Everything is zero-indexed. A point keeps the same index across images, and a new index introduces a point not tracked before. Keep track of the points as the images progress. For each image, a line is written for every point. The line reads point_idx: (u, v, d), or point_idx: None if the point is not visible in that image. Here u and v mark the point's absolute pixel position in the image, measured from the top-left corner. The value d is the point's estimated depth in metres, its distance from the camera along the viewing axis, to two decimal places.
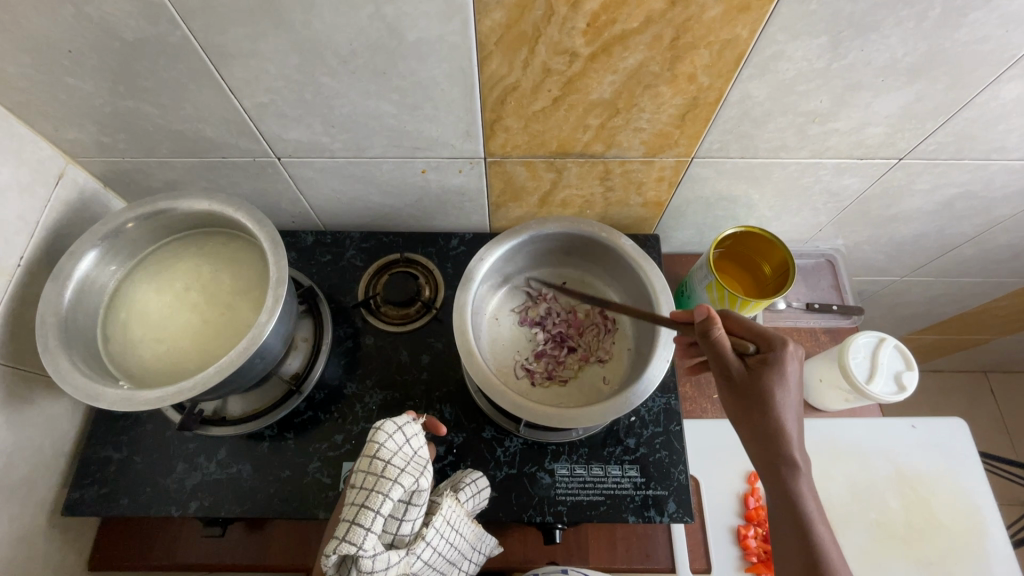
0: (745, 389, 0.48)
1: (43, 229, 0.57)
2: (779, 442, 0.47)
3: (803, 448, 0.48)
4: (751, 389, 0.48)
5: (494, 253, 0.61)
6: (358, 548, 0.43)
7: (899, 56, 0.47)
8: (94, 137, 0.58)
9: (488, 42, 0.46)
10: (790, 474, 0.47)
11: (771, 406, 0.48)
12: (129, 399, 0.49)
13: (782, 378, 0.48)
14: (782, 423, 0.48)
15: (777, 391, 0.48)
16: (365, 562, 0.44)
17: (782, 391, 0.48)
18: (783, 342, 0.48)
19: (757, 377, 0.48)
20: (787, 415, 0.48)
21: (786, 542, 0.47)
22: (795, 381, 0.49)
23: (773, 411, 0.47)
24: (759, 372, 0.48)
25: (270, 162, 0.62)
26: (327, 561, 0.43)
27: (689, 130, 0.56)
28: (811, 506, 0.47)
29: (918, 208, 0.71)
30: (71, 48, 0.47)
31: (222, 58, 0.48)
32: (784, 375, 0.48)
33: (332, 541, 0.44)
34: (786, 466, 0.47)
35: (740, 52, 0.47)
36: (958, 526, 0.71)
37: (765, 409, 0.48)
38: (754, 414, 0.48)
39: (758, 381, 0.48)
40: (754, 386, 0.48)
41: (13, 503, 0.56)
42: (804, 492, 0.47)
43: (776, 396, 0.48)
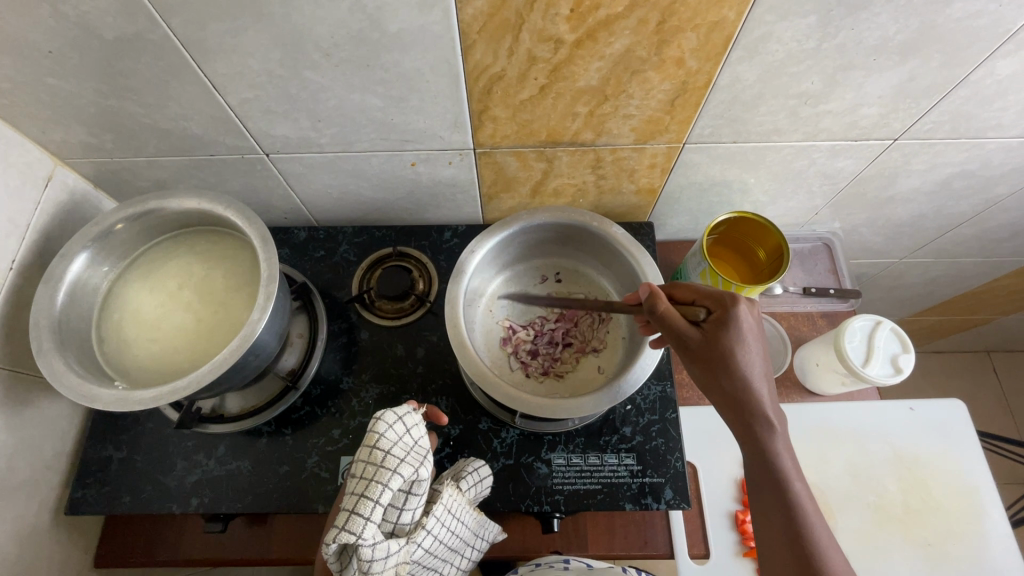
0: (705, 353, 0.48)
1: (34, 232, 0.57)
2: (745, 400, 0.46)
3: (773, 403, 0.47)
4: (711, 352, 0.47)
5: (484, 245, 0.61)
6: (358, 538, 0.43)
7: (891, 34, 0.46)
8: (80, 137, 0.58)
9: (471, 31, 0.45)
10: (760, 432, 0.46)
11: (733, 365, 0.47)
12: (123, 400, 0.49)
13: (739, 334, 0.47)
14: (746, 382, 0.47)
15: (735, 349, 0.47)
16: (364, 551, 0.44)
17: (741, 348, 0.47)
18: (734, 300, 0.48)
19: (714, 341, 0.47)
20: (751, 373, 0.47)
21: (766, 504, 0.45)
22: (755, 338, 0.48)
23: (735, 370, 0.47)
24: (715, 335, 0.48)
25: (259, 158, 0.62)
26: (327, 550, 0.43)
27: (679, 115, 0.55)
28: (787, 461, 0.46)
29: (915, 188, 0.70)
30: (52, 49, 0.47)
31: (203, 54, 0.48)
32: (741, 331, 0.47)
33: (332, 530, 0.44)
34: (755, 424, 0.46)
35: (728, 35, 0.46)
36: (956, 507, 0.71)
37: (726, 370, 0.47)
38: (718, 379, 0.47)
39: (716, 343, 0.47)
40: (712, 348, 0.47)
41: (16, 504, 0.57)
42: (776, 447, 0.46)
43: (737, 354, 0.47)
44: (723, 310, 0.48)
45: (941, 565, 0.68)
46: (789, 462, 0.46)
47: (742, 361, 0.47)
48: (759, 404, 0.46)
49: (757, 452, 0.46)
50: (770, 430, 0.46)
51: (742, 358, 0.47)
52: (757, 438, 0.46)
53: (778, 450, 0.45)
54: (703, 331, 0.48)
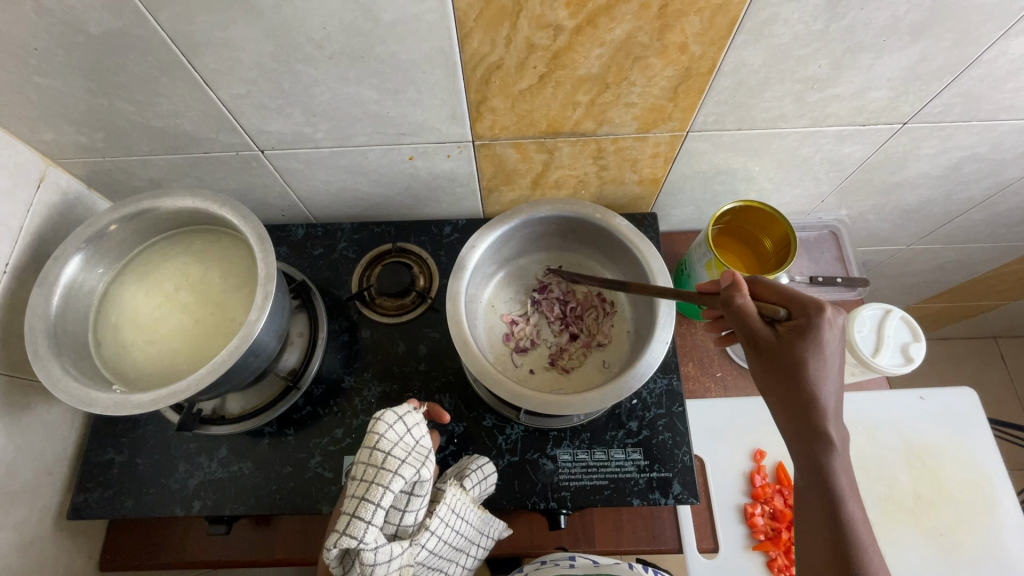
0: (772, 356, 0.45)
1: (28, 234, 0.57)
2: (812, 413, 0.43)
3: (840, 422, 0.44)
4: (780, 356, 0.44)
5: (485, 240, 0.59)
6: (359, 542, 0.43)
7: (901, 14, 0.44)
8: (71, 137, 0.57)
9: (467, 19, 0.44)
10: (824, 449, 0.43)
11: (803, 375, 0.43)
12: (121, 403, 0.48)
13: (817, 345, 0.43)
14: (814, 390, 0.43)
15: (809, 359, 0.43)
16: (366, 555, 0.43)
17: (817, 360, 0.43)
18: (820, 306, 0.44)
19: (787, 345, 0.44)
20: (822, 384, 0.43)
21: (809, 512, 0.43)
22: (835, 351, 0.44)
23: (805, 380, 0.43)
24: (788, 339, 0.44)
25: (254, 155, 0.60)
26: (328, 554, 0.43)
27: (682, 102, 0.54)
28: (845, 483, 0.43)
29: (924, 173, 0.68)
30: (38, 47, 0.46)
31: (192, 49, 0.46)
32: (821, 343, 0.43)
33: (333, 534, 0.43)
34: (819, 440, 0.43)
35: (733, 18, 0.44)
36: (968, 496, 0.71)
37: (795, 377, 0.44)
38: (783, 384, 0.44)
39: (789, 349, 0.44)
40: (782, 353, 0.44)
41: (17, 510, 0.56)
42: (837, 468, 0.43)
43: (810, 365, 0.43)
44: (805, 316, 0.44)
45: (953, 555, 0.67)
46: (847, 484, 0.43)
47: (816, 375, 0.43)
48: (826, 418, 0.43)
49: (811, 464, 0.43)
50: (834, 449, 0.43)
51: (817, 370, 0.43)
52: (819, 454, 0.43)
53: (837, 471, 0.42)
54: (779, 334, 0.45)
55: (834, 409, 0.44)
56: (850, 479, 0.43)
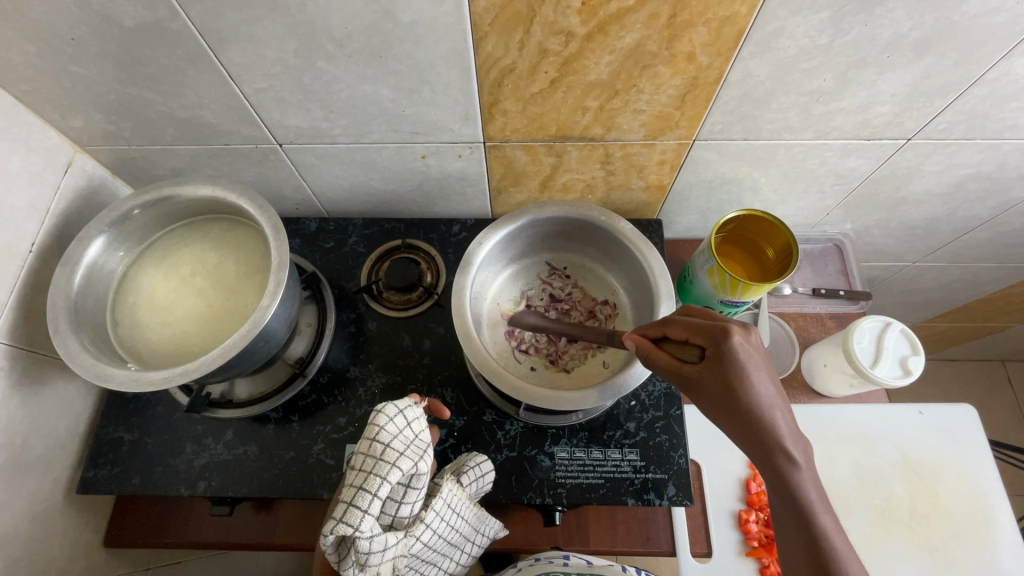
0: (702, 393, 0.41)
1: (53, 215, 0.59)
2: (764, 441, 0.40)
3: (794, 430, 0.41)
4: (712, 394, 0.41)
5: (492, 238, 0.60)
6: (355, 530, 0.43)
7: (904, 31, 0.45)
8: (99, 125, 0.59)
9: (483, 23, 0.46)
10: (785, 473, 0.39)
11: (739, 402, 0.40)
12: (135, 379, 0.50)
13: (741, 371, 0.40)
14: (756, 412, 0.40)
15: (741, 389, 0.40)
16: (361, 543, 0.44)
17: (749, 385, 0.40)
18: (725, 331, 0.40)
19: (709, 377, 0.41)
20: (763, 403, 0.40)
21: (786, 534, 0.40)
22: (761, 366, 0.40)
23: (746, 410, 0.40)
24: (709, 372, 0.40)
25: (272, 149, 0.63)
26: (323, 541, 0.44)
27: (689, 111, 0.55)
28: (814, 498, 0.40)
29: (929, 190, 0.69)
30: (74, 36, 0.48)
31: (220, 44, 0.48)
32: (744, 367, 0.40)
33: (330, 521, 0.44)
34: (776, 464, 0.39)
35: (740, 30, 0.46)
36: (966, 513, 0.70)
37: (733, 406, 0.40)
38: (722, 415, 0.41)
39: (718, 385, 0.40)
40: (709, 388, 0.41)
41: (30, 482, 0.58)
42: (803, 484, 0.39)
43: (739, 392, 0.40)
44: (716, 344, 0.40)
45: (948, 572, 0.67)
46: (815, 495, 0.40)
47: (749, 398, 0.40)
48: (779, 440, 0.39)
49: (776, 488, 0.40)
50: (796, 467, 0.39)
51: (752, 396, 0.40)
52: (780, 479, 0.40)
53: (803, 486, 0.39)
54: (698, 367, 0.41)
55: (785, 423, 0.40)
56: (821, 491, 0.40)
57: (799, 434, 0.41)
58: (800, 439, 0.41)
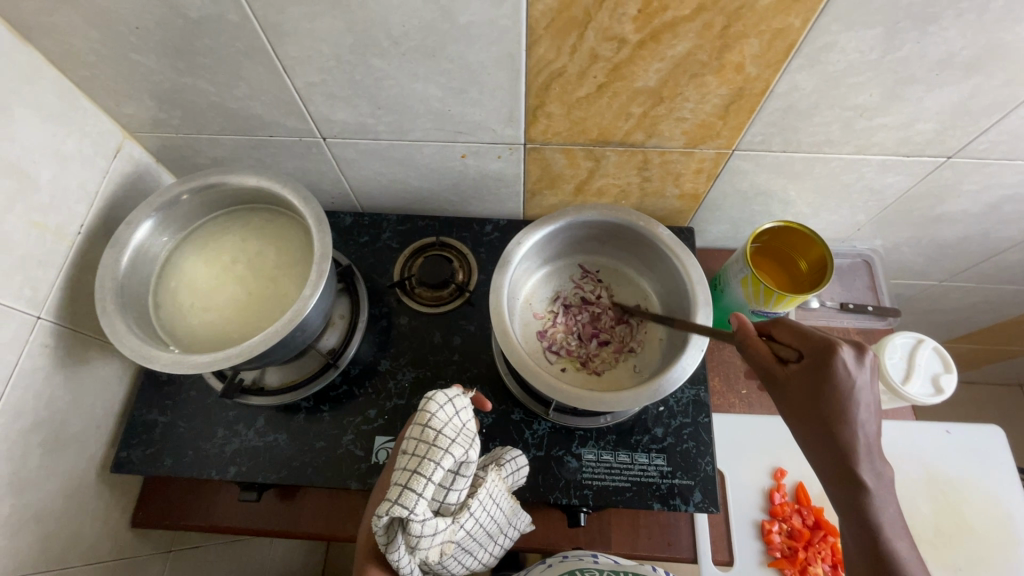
0: (789, 396, 0.44)
1: (101, 199, 0.61)
2: (842, 453, 0.42)
3: (876, 451, 0.42)
4: (797, 397, 0.43)
5: (532, 237, 0.61)
6: (410, 512, 0.43)
7: (956, 49, 0.46)
8: (151, 112, 0.60)
9: (538, 27, 0.47)
10: (861, 488, 0.42)
11: (825, 413, 0.42)
12: (179, 362, 0.51)
13: (835, 386, 0.42)
14: (841, 425, 0.42)
15: (833, 402, 0.42)
16: (415, 526, 0.44)
17: (842, 401, 0.42)
18: (830, 345, 0.42)
19: (801, 384, 0.43)
20: (852, 418, 0.42)
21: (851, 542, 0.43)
22: (861, 387, 0.42)
23: (832, 425, 0.42)
24: (803, 379, 0.43)
25: (316, 142, 0.64)
26: (378, 522, 0.44)
27: (732, 121, 0.56)
28: (885, 518, 0.42)
29: (964, 209, 0.69)
30: (138, 25, 0.49)
31: (278, 37, 0.50)
32: (839, 383, 0.42)
33: (385, 503, 0.44)
34: (850, 478, 0.42)
35: (792, 42, 0.46)
36: (991, 534, 0.70)
37: (818, 416, 0.42)
38: (801, 420, 0.43)
39: (806, 392, 0.43)
40: (797, 394, 0.43)
41: (67, 458, 0.59)
42: (875, 502, 0.41)
43: (829, 404, 0.42)
44: (818, 355, 0.43)
45: None
46: (888, 516, 0.42)
47: (837, 412, 0.42)
48: (857, 455, 0.42)
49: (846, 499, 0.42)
50: (869, 483, 0.41)
51: (843, 410, 0.42)
52: (853, 493, 0.42)
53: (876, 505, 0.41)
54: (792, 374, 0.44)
55: (869, 444, 0.42)
56: (895, 512, 0.42)
57: (880, 457, 0.42)
58: (881, 462, 0.42)
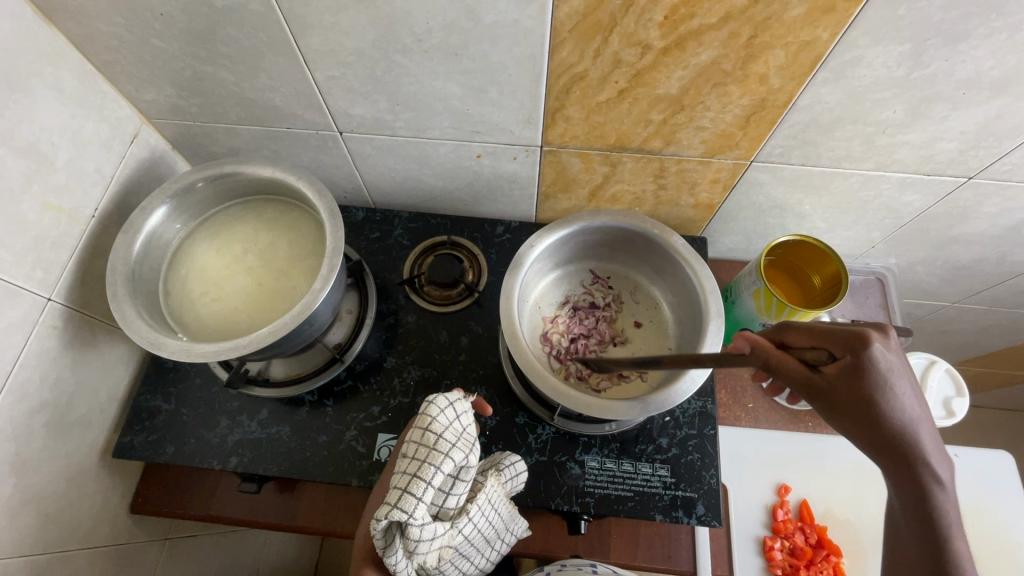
0: (837, 405, 0.38)
1: (116, 184, 0.61)
2: (898, 448, 0.37)
3: (933, 441, 0.38)
4: (846, 407, 0.37)
5: (544, 240, 0.61)
6: (409, 516, 0.43)
7: (985, 69, 0.45)
8: (170, 100, 0.61)
9: (563, 29, 0.46)
10: (922, 488, 0.38)
11: (878, 411, 0.37)
12: (186, 350, 0.51)
13: (883, 380, 0.37)
14: (898, 420, 0.37)
15: (884, 398, 0.37)
16: (413, 530, 0.44)
17: (891, 394, 0.37)
18: (862, 341, 0.36)
19: (850, 388, 0.37)
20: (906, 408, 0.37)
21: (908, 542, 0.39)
22: (905, 378, 0.37)
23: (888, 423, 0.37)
24: (848, 382, 0.37)
25: (332, 136, 0.64)
26: (377, 526, 0.43)
27: (752, 132, 0.55)
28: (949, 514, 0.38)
29: (982, 230, 0.68)
30: (163, 12, 0.49)
31: (302, 30, 0.50)
32: (884, 375, 0.37)
33: (383, 506, 0.44)
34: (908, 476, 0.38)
35: (818, 55, 0.46)
36: (994, 562, 0.69)
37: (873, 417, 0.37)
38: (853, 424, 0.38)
39: (853, 399, 0.37)
40: (847, 400, 0.37)
41: (70, 441, 0.59)
42: (938, 496, 0.38)
43: (883, 400, 0.37)
44: (857, 352, 0.37)
45: None
46: (949, 508, 0.38)
47: (893, 408, 0.37)
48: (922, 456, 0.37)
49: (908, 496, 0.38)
50: (933, 478, 0.37)
51: (892, 406, 0.37)
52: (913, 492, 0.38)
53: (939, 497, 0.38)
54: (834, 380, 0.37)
55: (922, 434, 0.38)
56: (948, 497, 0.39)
57: (934, 442, 0.38)
58: (939, 453, 0.38)
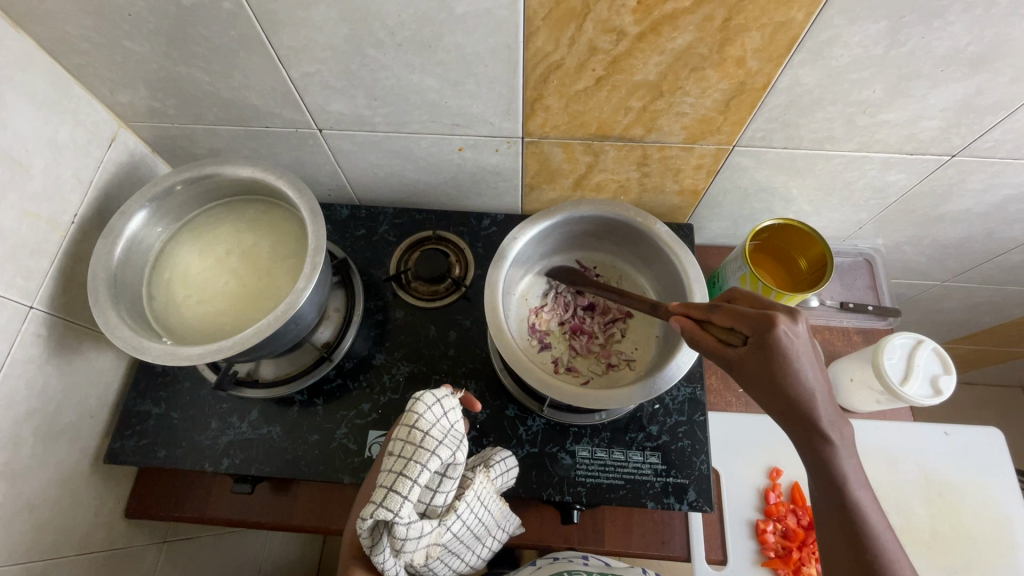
0: (746, 380, 0.40)
1: (95, 188, 0.60)
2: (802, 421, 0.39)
3: (834, 412, 0.40)
4: (757, 383, 0.39)
5: (526, 233, 0.61)
6: (394, 515, 0.43)
7: (962, 45, 0.45)
8: (145, 101, 0.60)
9: (536, 18, 0.46)
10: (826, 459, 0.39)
11: (782, 388, 0.38)
12: (170, 353, 0.51)
13: (786, 360, 0.38)
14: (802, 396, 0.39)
15: (788, 376, 0.38)
16: (399, 529, 0.44)
17: (792, 373, 0.38)
18: (770, 321, 0.38)
19: (755, 366, 0.39)
20: (807, 384, 0.38)
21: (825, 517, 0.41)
22: (806, 355, 0.38)
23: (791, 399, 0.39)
24: (753, 360, 0.39)
25: (312, 133, 0.63)
26: (363, 525, 0.43)
27: (733, 116, 0.55)
28: (856, 482, 0.40)
29: (968, 208, 0.68)
30: (131, 12, 0.49)
31: (273, 26, 0.49)
32: (786, 354, 0.38)
33: (369, 505, 0.44)
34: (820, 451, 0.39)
35: (794, 36, 0.46)
36: (986, 537, 0.70)
37: (778, 392, 0.39)
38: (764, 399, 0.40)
39: (763, 376, 0.39)
40: (753, 376, 0.39)
41: (61, 448, 0.59)
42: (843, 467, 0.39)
43: (787, 378, 0.38)
44: (759, 333, 0.39)
45: None
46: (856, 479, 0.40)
47: (793, 383, 0.38)
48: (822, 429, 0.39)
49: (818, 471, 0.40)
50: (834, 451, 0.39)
51: (794, 382, 0.38)
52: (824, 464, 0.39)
53: (843, 468, 0.39)
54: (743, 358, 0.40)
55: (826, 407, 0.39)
56: (858, 469, 0.40)
57: (839, 416, 0.40)
58: (840, 419, 0.40)
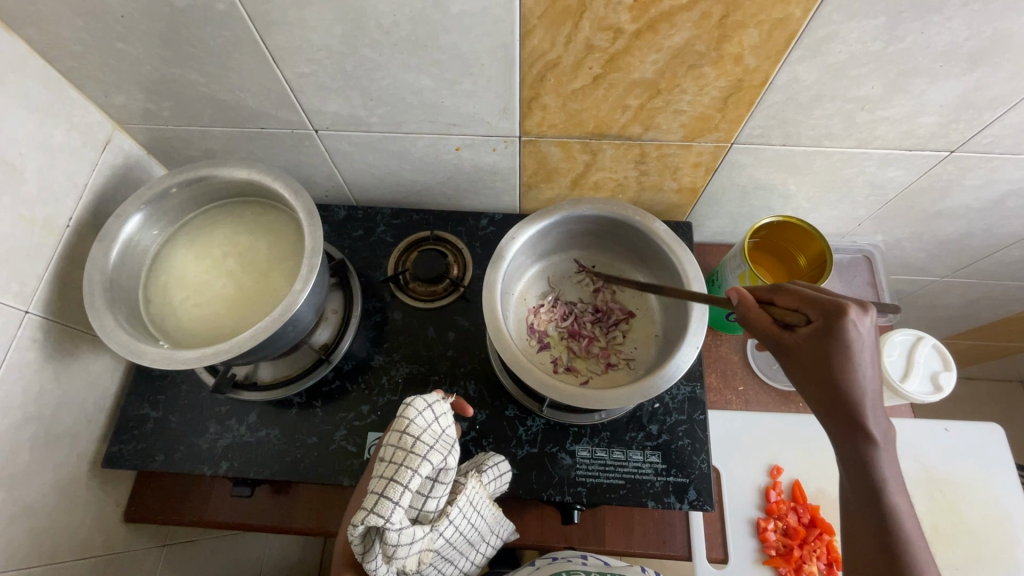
0: (799, 362, 0.41)
1: (90, 191, 0.60)
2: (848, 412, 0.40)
3: (883, 413, 0.41)
4: (808, 367, 0.41)
5: (525, 232, 0.60)
6: (386, 521, 0.43)
7: (961, 40, 0.45)
8: (140, 104, 0.60)
9: (532, 16, 0.45)
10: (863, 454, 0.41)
11: (835, 375, 0.40)
12: (167, 357, 0.50)
13: (847, 350, 0.39)
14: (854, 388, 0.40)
15: (845, 364, 0.39)
16: (390, 535, 0.44)
17: (849, 363, 0.39)
18: (839, 310, 0.39)
19: (811, 349, 0.41)
20: (862, 379, 0.40)
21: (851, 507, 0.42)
22: (868, 350, 0.40)
23: (842, 389, 0.40)
24: (810, 344, 0.41)
25: (308, 134, 0.63)
26: (354, 531, 0.43)
27: (731, 114, 0.55)
28: (892, 481, 0.41)
29: (967, 204, 0.68)
30: (124, 14, 0.48)
31: (267, 26, 0.48)
32: (849, 344, 0.39)
33: (360, 511, 0.44)
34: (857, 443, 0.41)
35: (791, 33, 0.45)
36: (987, 534, 0.70)
37: (831, 379, 0.40)
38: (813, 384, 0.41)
39: (818, 361, 0.40)
40: (807, 359, 0.41)
41: (58, 453, 0.59)
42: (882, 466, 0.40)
43: (844, 366, 0.39)
44: (823, 319, 0.40)
45: None
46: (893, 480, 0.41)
47: (847, 373, 0.40)
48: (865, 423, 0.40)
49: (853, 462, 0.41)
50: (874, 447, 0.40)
51: (850, 373, 0.40)
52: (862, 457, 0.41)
53: (881, 466, 0.40)
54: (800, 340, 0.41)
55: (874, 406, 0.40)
56: (897, 471, 0.41)
57: (886, 416, 0.41)
58: (886, 421, 0.41)
